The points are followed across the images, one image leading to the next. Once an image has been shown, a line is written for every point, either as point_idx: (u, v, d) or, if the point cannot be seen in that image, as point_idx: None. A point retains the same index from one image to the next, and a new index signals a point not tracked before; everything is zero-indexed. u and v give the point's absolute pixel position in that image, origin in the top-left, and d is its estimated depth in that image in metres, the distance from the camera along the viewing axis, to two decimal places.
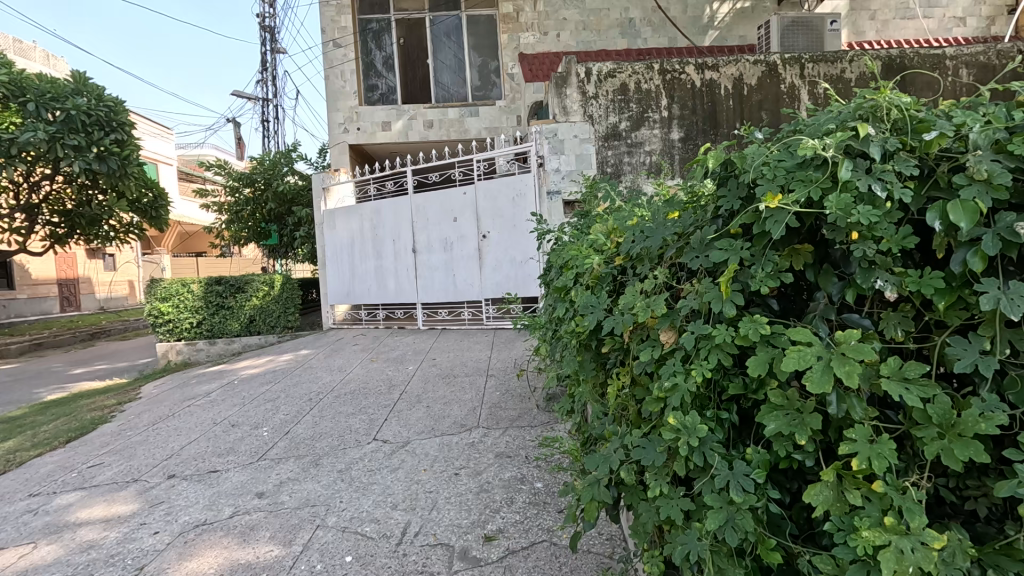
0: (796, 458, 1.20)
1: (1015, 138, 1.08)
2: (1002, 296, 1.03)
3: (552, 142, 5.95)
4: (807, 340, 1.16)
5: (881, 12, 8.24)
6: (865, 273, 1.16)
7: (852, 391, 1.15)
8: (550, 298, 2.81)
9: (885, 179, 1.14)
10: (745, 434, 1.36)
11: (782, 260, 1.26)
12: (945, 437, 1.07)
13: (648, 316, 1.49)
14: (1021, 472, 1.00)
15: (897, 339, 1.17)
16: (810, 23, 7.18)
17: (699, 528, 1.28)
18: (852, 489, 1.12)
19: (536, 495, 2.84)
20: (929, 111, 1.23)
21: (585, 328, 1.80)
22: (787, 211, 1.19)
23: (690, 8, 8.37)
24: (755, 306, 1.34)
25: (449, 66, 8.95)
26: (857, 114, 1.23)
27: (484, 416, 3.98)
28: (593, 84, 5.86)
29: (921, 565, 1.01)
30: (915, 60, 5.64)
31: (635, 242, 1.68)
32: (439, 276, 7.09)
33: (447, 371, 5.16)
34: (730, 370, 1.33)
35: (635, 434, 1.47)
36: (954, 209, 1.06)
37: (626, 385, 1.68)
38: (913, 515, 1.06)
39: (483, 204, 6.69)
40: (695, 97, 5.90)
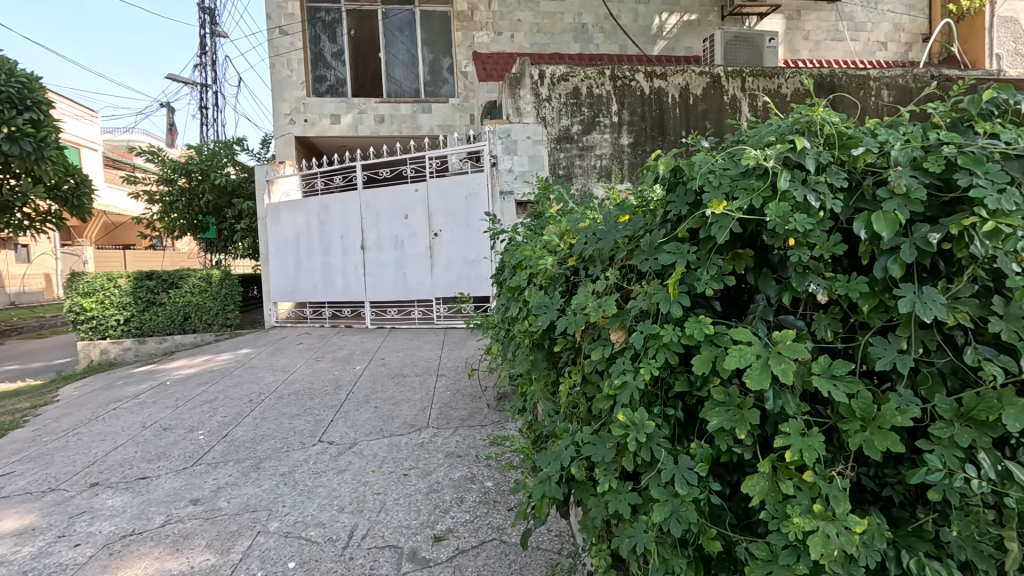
0: (736, 451, 1.27)
1: (930, 156, 1.19)
2: (917, 300, 1.13)
3: (505, 142, 5.99)
4: (747, 339, 1.23)
5: (814, 33, 8.78)
6: (800, 277, 1.25)
7: (787, 388, 1.23)
8: (502, 298, 2.83)
9: (819, 190, 1.22)
10: (690, 429, 1.42)
11: (725, 263, 1.33)
12: (867, 429, 1.16)
13: (600, 316, 1.53)
14: (930, 460, 1.11)
15: (826, 338, 1.26)
16: (750, 39, 7.56)
17: (646, 521, 1.33)
18: (785, 479, 1.20)
19: (486, 493, 2.85)
20: (857, 128, 1.33)
21: (538, 328, 1.83)
22: (730, 217, 1.26)
23: (640, 18, 8.61)
24: (699, 307, 1.41)
25: (401, 61, 8.81)
26: (793, 128, 1.32)
27: (434, 415, 3.95)
28: (546, 86, 5.96)
29: (844, 548, 1.09)
30: (843, 79, 6.06)
31: (588, 243, 1.73)
32: (389, 274, 6.97)
33: (396, 371, 5.08)
34: (676, 368, 1.38)
35: (586, 431, 1.51)
36: (878, 220, 1.15)
37: (577, 383, 1.72)
38: (838, 502, 1.14)
39: (435, 203, 6.63)
40: (644, 104, 6.08)
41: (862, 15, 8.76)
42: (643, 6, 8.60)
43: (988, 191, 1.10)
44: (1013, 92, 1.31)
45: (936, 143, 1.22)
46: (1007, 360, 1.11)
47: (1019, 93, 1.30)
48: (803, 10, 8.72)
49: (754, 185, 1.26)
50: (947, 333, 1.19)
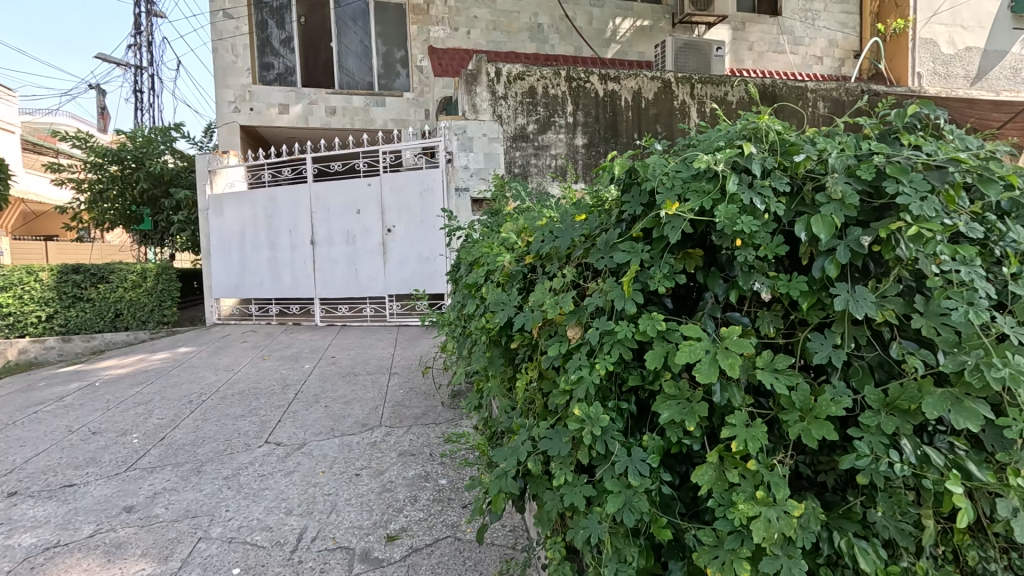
0: (686, 443, 1.33)
1: (862, 164, 1.28)
2: (850, 298, 1.21)
3: (461, 139, 5.98)
4: (696, 335, 1.28)
5: (758, 44, 9.18)
6: (745, 276, 1.31)
7: (733, 381, 1.29)
8: (458, 295, 2.82)
9: (764, 194, 1.28)
10: (642, 423, 1.47)
11: (676, 262, 1.38)
12: (805, 420, 1.23)
13: (556, 312, 1.55)
14: (860, 447, 1.19)
15: (769, 334, 1.33)
16: (699, 47, 7.84)
17: (600, 513, 1.36)
18: (731, 468, 1.26)
19: (441, 491, 2.83)
20: (799, 136, 1.41)
21: (495, 324, 1.84)
22: (682, 218, 1.31)
23: (595, 21, 8.76)
24: (652, 304, 1.46)
25: (353, 52, 8.53)
26: (741, 134, 1.38)
27: (387, 414, 3.89)
28: (502, 84, 5.97)
29: (784, 531, 1.16)
30: (784, 89, 6.38)
31: (545, 241, 1.75)
32: (340, 270, 6.79)
33: (347, 369, 4.96)
34: (630, 363, 1.43)
35: (542, 426, 1.53)
36: (817, 223, 1.23)
37: (534, 379, 1.74)
38: (778, 488, 1.21)
39: (389, 198, 6.51)
40: (598, 106, 6.19)
41: (800, 30, 9.27)
42: (598, 10, 8.76)
43: (913, 198, 1.19)
44: (935, 108, 1.42)
45: (868, 152, 1.31)
46: (927, 353, 1.21)
47: (939, 109, 1.42)
48: (747, 22, 9.11)
49: (705, 188, 1.31)
50: (876, 330, 1.28)
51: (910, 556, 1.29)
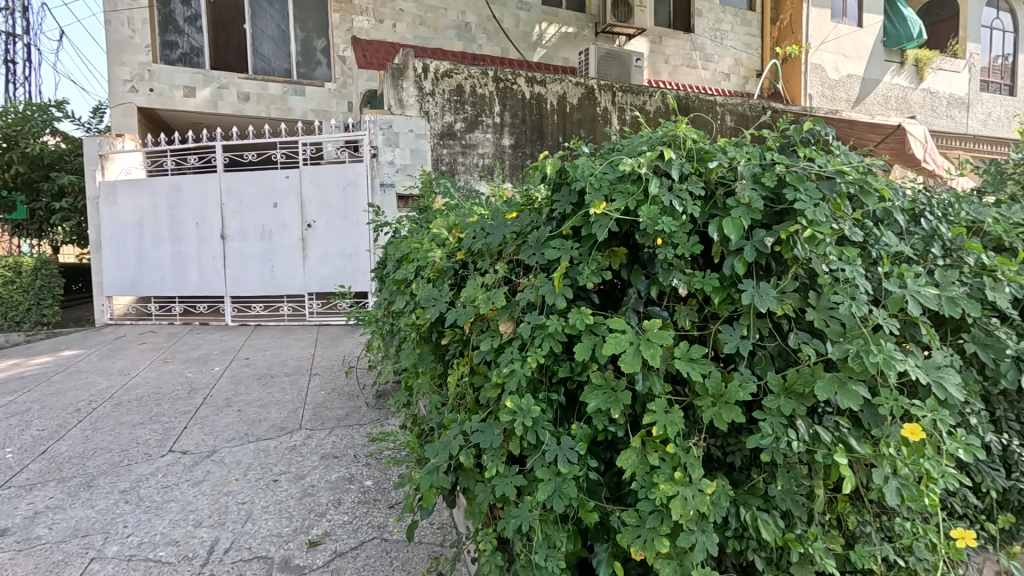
0: (611, 430, 1.40)
1: (766, 173, 1.40)
2: (755, 294, 1.34)
3: (386, 134, 5.85)
4: (622, 328, 1.36)
5: (673, 58, 9.72)
6: (665, 273, 1.41)
7: (654, 370, 1.38)
8: (385, 292, 2.77)
9: (682, 197, 1.38)
10: (571, 413, 1.53)
11: (603, 259, 1.46)
12: (716, 405, 1.34)
13: (489, 308, 1.58)
14: (763, 427, 1.31)
15: (686, 327, 1.43)
16: (620, 57, 8.20)
17: (531, 501, 1.40)
18: (653, 452, 1.34)
19: (366, 493, 2.77)
20: (712, 145, 1.52)
21: (426, 319, 1.83)
22: (609, 218, 1.38)
23: (522, 24, 8.88)
24: (580, 300, 1.53)
25: (270, 36, 8.06)
26: (662, 141, 1.48)
27: (307, 416, 3.73)
28: (429, 81, 5.91)
29: (698, 507, 1.26)
30: (696, 102, 6.83)
31: (477, 238, 1.77)
32: (254, 266, 6.41)
33: (262, 371, 4.69)
34: (559, 356, 1.49)
35: (473, 420, 1.55)
36: (727, 225, 1.34)
37: (465, 374, 1.76)
38: (694, 468, 1.31)
39: (309, 192, 6.25)
40: (525, 108, 6.28)
41: (710, 48, 9.95)
42: (525, 13, 8.89)
43: (809, 204, 1.33)
44: (825, 125, 1.60)
45: (771, 161, 1.44)
46: (818, 343, 1.35)
47: (829, 127, 1.59)
48: (664, 36, 9.62)
49: (629, 190, 1.39)
50: (776, 322, 1.42)
51: (803, 524, 1.46)
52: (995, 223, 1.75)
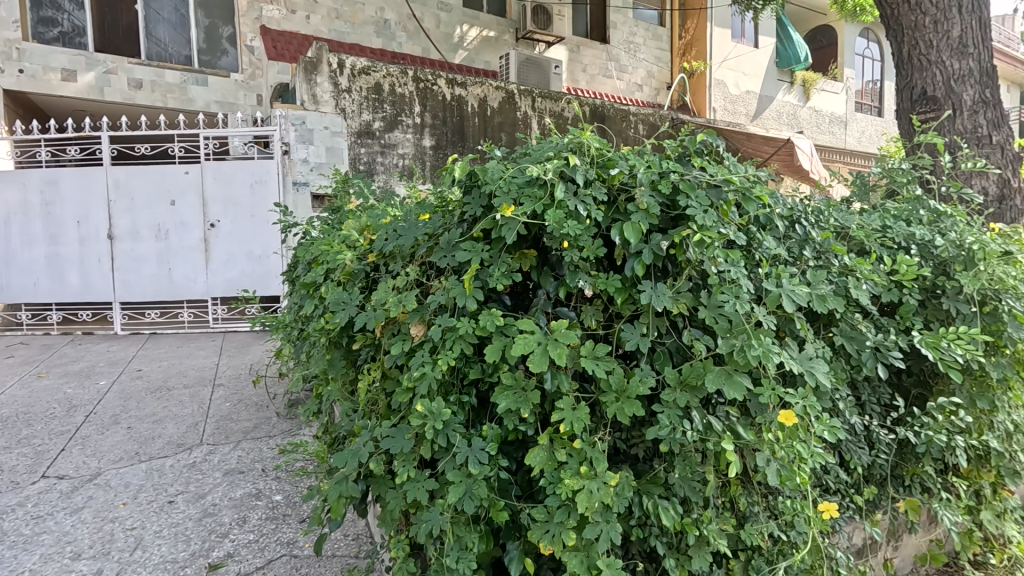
0: (521, 429, 1.43)
1: (662, 180, 1.49)
2: (653, 293, 1.42)
3: (299, 130, 5.59)
4: (530, 329, 1.39)
5: (591, 67, 10.05)
6: (572, 275, 1.45)
7: (562, 369, 1.43)
8: (294, 296, 2.62)
9: (586, 202, 1.43)
10: (483, 414, 1.54)
11: (513, 262, 1.49)
12: (620, 399, 1.41)
13: (399, 311, 1.56)
14: (662, 419, 1.40)
15: (592, 326, 1.49)
16: (539, 64, 8.38)
17: (442, 504, 1.40)
18: (560, 448, 1.39)
19: (275, 508, 2.62)
20: (615, 152, 1.59)
21: (335, 324, 1.78)
22: (516, 220, 1.41)
23: (442, 25, 8.81)
24: (491, 301, 1.55)
25: (166, 19, 7.41)
26: (568, 147, 1.53)
27: (209, 431, 3.47)
28: (345, 77, 5.71)
29: (602, 499, 1.32)
30: (611, 110, 7.13)
31: (389, 239, 1.74)
32: (149, 269, 5.89)
33: (157, 384, 4.29)
34: (471, 358, 1.50)
35: (384, 426, 1.51)
36: (628, 229, 1.41)
37: (376, 379, 1.72)
38: (599, 462, 1.37)
39: (212, 190, 5.84)
40: (446, 109, 6.23)
41: (624, 59, 10.41)
42: (446, 14, 8.83)
43: (699, 210, 1.43)
44: (716, 137, 1.72)
45: (668, 170, 1.53)
46: (709, 339, 1.46)
47: (719, 139, 1.72)
48: (582, 46, 9.92)
49: (536, 194, 1.43)
50: (673, 320, 1.52)
51: (699, 508, 1.58)
52: (858, 229, 1.97)
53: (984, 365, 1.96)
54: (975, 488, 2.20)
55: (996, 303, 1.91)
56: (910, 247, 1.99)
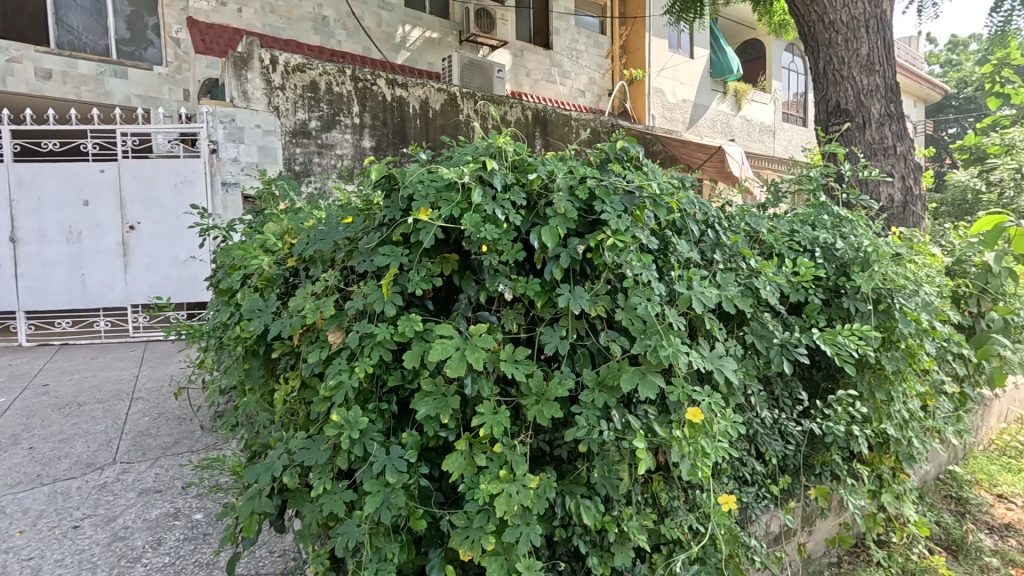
0: (442, 435, 1.42)
1: (580, 186, 1.52)
2: (571, 296, 1.44)
3: (228, 128, 5.31)
4: (448, 334, 1.38)
5: (535, 72, 10.14)
6: (492, 279, 1.46)
7: (482, 374, 1.42)
8: (213, 303, 2.47)
9: (504, 206, 1.44)
10: (404, 421, 1.51)
11: (433, 266, 1.48)
12: (540, 402, 1.42)
13: (317, 317, 1.52)
14: (580, 420, 1.42)
15: (513, 330, 1.50)
16: (482, 67, 8.39)
17: (360, 515, 1.36)
18: (480, 453, 1.39)
19: (194, 528, 2.47)
20: (536, 157, 1.61)
21: (250, 333, 1.70)
22: (433, 224, 1.40)
23: (384, 24, 8.63)
24: (413, 306, 1.53)
25: (80, 6, 6.86)
26: (488, 151, 1.54)
27: (123, 448, 3.24)
28: (278, 75, 5.45)
29: (521, 502, 1.33)
30: (553, 115, 7.24)
31: (308, 244, 1.68)
32: (58, 274, 5.44)
33: (65, 400, 3.95)
34: (390, 365, 1.48)
35: (300, 437, 1.46)
36: (546, 233, 1.43)
37: (295, 389, 1.65)
38: (518, 465, 1.37)
39: (132, 190, 5.48)
40: (386, 111, 6.07)
41: (567, 65, 10.59)
42: (387, 13, 8.65)
43: (614, 215, 1.47)
44: (635, 144, 1.77)
45: (587, 175, 1.56)
46: (624, 340, 1.50)
47: (638, 146, 1.78)
48: (526, 50, 9.99)
49: (454, 198, 1.42)
50: (592, 323, 1.55)
51: (620, 505, 1.61)
52: (768, 233, 2.09)
53: (879, 358, 2.12)
54: (878, 473, 2.38)
55: (889, 301, 2.07)
56: (815, 250, 2.13)
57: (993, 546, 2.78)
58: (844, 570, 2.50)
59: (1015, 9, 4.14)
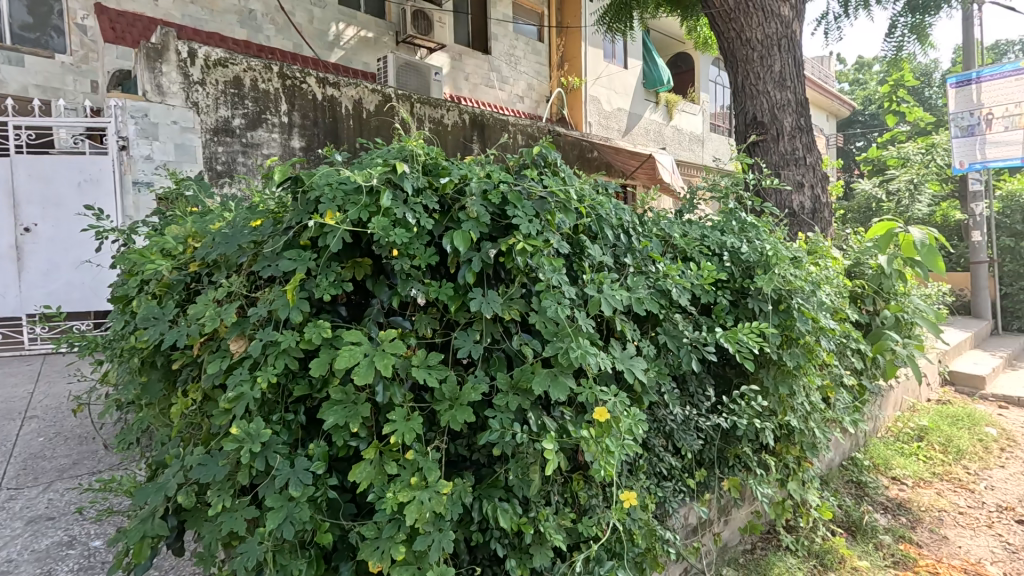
0: (352, 444, 1.38)
1: (494, 190, 1.53)
2: (484, 300, 1.45)
3: (140, 124, 4.67)
4: (357, 340, 1.35)
5: (473, 76, 10.12)
6: (403, 283, 1.44)
7: (395, 381, 1.40)
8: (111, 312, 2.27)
9: (416, 210, 1.43)
10: (313, 432, 1.46)
11: (343, 271, 1.45)
12: (454, 407, 1.41)
13: (217, 325, 1.44)
14: (493, 423, 1.42)
15: (427, 335, 1.49)
16: (419, 69, 8.30)
17: (262, 532, 1.29)
18: (390, 460, 1.37)
19: (91, 556, 2.27)
20: (450, 161, 1.61)
21: (145, 343, 1.59)
22: (340, 228, 1.37)
23: (315, 21, 8.32)
24: (324, 312, 1.49)
25: None
26: (399, 155, 1.53)
27: (11, 473, 2.93)
28: (197, 69, 4.81)
29: (433, 509, 1.31)
30: (490, 119, 7.22)
31: (212, 247, 1.60)
32: None
33: None
34: (297, 374, 1.42)
35: (197, 453, 1.37)
36: (458, 237, 1.43)
37: (196, 402, 1.56)
38: (430, 471, 1.36)
39: (26, 188, 5.00)
40: (317, 110, 5.47)
41: (505, 71, 10.64)
42: (319, 10, 8.35)
43: (524, 220, 1.49)
44: (552, 150, 1.80)
45: (501, 180, 1.57)
46: (537, 343, 1.52)
47: (555, 152, 1.81)
48: (464, 54, 9.95)
49: (362, 201, 1.40)
50: (507, 326, 1.56)
51: (538, 507, 1.63)
52: (680, 238, 2.20)
53: (781, 355, 2.26)
54: (784, 462, 2.53)
55: (788, 302, 2.22)
56: (723, 254, 2.26)
57: (887, 524, 3.03)
58: (756, 556, 2.64)
59: (906, 36, 4.56)
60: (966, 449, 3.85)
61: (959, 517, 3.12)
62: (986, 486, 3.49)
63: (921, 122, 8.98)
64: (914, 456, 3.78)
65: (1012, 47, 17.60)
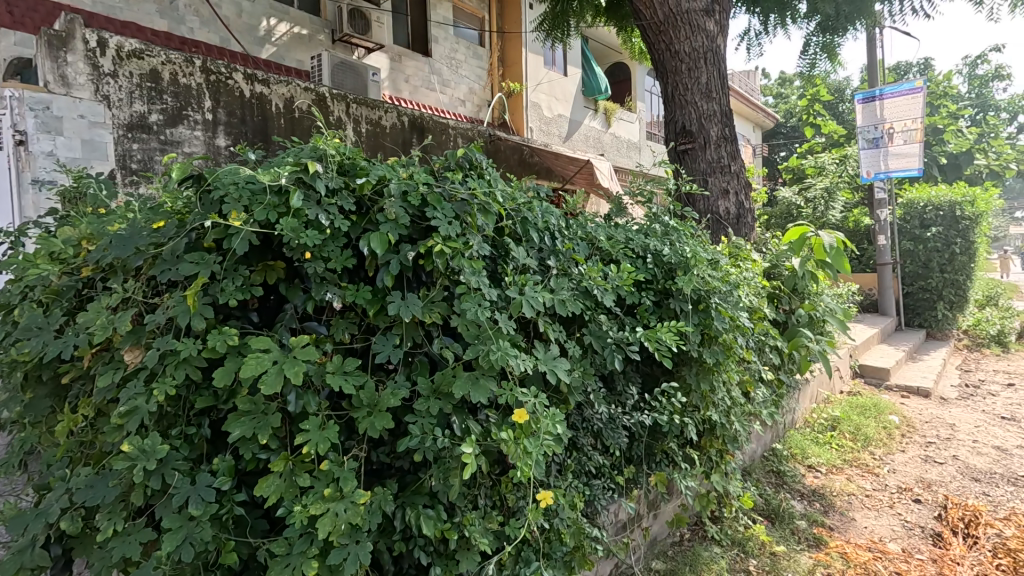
0: (262, 457, 1.31)
1: (413, 192, 1.51)
2: (402, 304, 1.42)
3: (41, 117, 3.99)
4: (265, 347, 1.28)
5: (413, 78, 9.96)
6: (318, 287, 1.38)
7: (309, 389, 1.35)
8: None
9: (330, 211, 1.39)
10: (220, 446, 1.38)
11: (253, 275, 1.38)
12: (372, 414, 1.37)
13: (109, 335, 1.34)
14: (413, 429, 1.40)
15: (344, 340, 1.44)
16: (356, 69, 8.08)
17: (158, 556, 1.20)
18: (302, 472, 1.31)
19: None
20: (368, 161, 1.58)
21: (27, 355, 1.45)
22: (247, 229, 1.30)
23: (244, 14, 7.90)
24: (233, 319, 1.41)
25: None
26: (313, 155, 1.47)
27: None
28: (109, 59, 4.24)
29: (349, 520, 1.27)
30: (430, 122, 6.94)
31: (105, 250, 1.47)
32: None
33: None
34: (201, 385, 1.34)
35: (85, 475, 1.26)
36: (374, 239, 1.39)
37: (87, 419, 1.44)
38: (347, 482, 1.31)
39: None
40: (244, 107, 4.94)
41: (446, 74, 10.57)
42: (248, 4, 7.95)
43: (444, 222, 1.49)
44: (477, 152, 1.80)
45: (422, 181, 1.55)
46: (457, 346, 1.51)
47: (480, 155, 1.81)
48: (403, 56, 9.78)
49: (270, 201, 1.34)
50: (428, 329, 1.54)
51: (463, 512, 1.61)
52: (606, 241, 2.26)
53: (702, 353, 2.37)
54: (708, 455, 2.64)
55: (707, 302, 2.33)
56: (646, 256, 2.33)
57: (803, 510, 3.22)
58: (683, 547, 2.73)
59: (818, 55, 4.93)
60: (872, 435, 4.17)
61: (865, 499, 3.38)
62: (889, 470, 3.79)
63: (834, 135, 9.67)
64: (827, 444, 4.06)
65: (910, 69, 19.40)
